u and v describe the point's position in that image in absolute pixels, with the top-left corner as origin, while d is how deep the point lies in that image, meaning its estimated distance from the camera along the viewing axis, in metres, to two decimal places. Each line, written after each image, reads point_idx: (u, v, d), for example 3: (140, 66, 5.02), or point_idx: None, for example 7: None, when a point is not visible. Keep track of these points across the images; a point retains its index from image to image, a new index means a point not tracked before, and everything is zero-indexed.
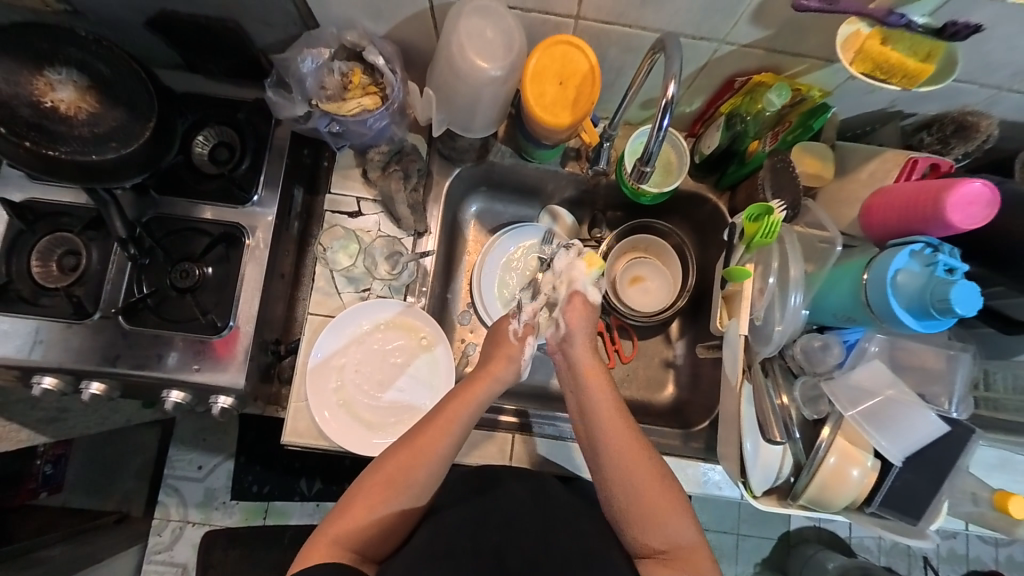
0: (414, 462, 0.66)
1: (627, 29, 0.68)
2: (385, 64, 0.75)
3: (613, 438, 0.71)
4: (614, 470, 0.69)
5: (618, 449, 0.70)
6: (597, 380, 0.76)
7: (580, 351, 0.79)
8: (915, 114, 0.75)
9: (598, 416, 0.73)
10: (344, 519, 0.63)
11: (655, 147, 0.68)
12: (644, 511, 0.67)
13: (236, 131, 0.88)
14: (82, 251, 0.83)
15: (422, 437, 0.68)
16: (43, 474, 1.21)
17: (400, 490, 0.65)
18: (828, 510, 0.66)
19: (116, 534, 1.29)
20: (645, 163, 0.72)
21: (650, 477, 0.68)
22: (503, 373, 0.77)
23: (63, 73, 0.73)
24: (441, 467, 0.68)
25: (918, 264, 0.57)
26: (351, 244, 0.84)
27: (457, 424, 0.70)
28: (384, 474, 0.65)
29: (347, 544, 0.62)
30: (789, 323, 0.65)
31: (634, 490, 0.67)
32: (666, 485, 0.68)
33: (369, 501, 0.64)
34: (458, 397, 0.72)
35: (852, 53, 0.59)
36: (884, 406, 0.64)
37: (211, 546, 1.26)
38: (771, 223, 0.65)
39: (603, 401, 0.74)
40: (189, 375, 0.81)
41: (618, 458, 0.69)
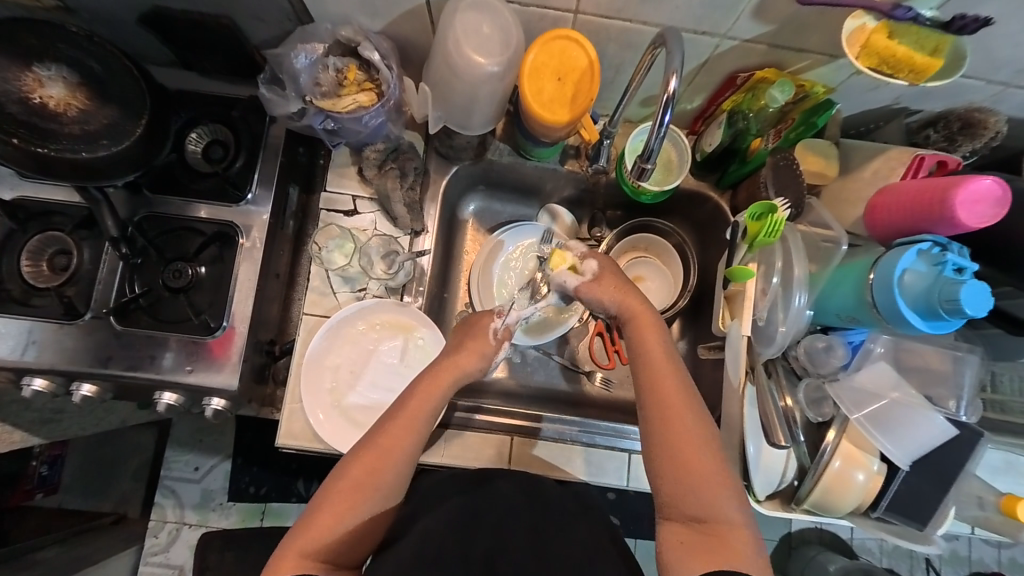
0: (379, 463, 0.65)
1: (627, 25, 0.66)
2: (381, 60, 0.74)
3: (661, 389, 0.66)
4: (657, 425, 0.64)
5: (666, 401, 0.65)
6: (648, 333, 0.71)
7: (627, 304, 0.74)
8: (920, 111, 0.74)
9: (648, 368, 0.68)
10: (311, 531, 0.61)
11: (655, 145, 0.66)
12: (682, 470, 0.61)
13: (230, 129, 0.87)
14: (73, 251, 0.82)
15: (387, 437, 0.66)
16: (39, 475, 1.21)
17: (369, 492, 0.64)
18: (833, 514, 0.65)
19: (111, 536, 1.28)
20: (646, 161, 0.71)
21: (695, 435, 0.63)
22: (470, 364, 0.75)
23: (53, 69, 0.71)
24: (407, 465, 0.67)
25: (924, 264, 0.56)
26: (347, 244, 0.83)
27: (420, 420, 0.68)
28: (351, 480, 0.64)
29: (315, 552, 0.60)
30: (792, 324, 0.64)
31: (675, 447, 0.62)
32: (710, 448, 0.62)
33: (338, 506, 0.63)
34: (421, 389, 0.71)
35: (858, 48, 0.58)
36: (890, 409, 0.62)
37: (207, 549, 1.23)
38: (774, 222, 0.63)
39: (654, 354, 0.69)
40: (182, 376, 0.80)
41: (663, 414, 0.64)
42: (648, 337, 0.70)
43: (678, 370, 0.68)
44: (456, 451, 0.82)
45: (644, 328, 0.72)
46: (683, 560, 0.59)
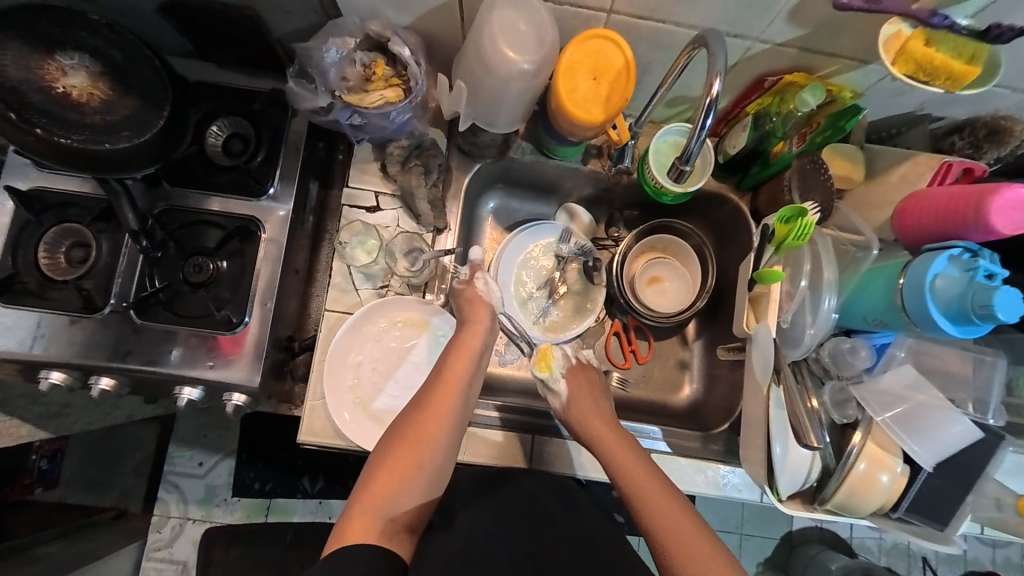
0: (429, 421, 0.65)
1: (660, 25, 0.66)
2: (410, 55, 0.73)
3: (652, 509, 0.64)
4: (660, 537, 0.62)
5: (654, 513, 0.64)
6: (619, 453, 0.71)
7: (592, 425, 0.75)
8: (944, 117, 0.75)
9: (636, 484, 0.67)
10: (371, 494, 0.61)
11: (695, 147, 0.68)
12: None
13: (250, 122, 0.86)
14: (90, 243, 0.80)
15: (434, 395, 0.67)
16: (38, 469, 1.16)
17: (422, 450, 0.63)
18: (855, 515, 0.66)
19: (112, 532, 1.25)
20: (684, 163, 0.72)
21: (690, 543, 0.61)
22: (487, 331, 0.76)
23: (76, 58, 0.70)
24: (455, 432, 0.67)
25: (956, 269, 0.57)
26: (369, 240, 0.82)
27: (459, 388, 0.68)
28: (404, 439, 0.64)
29: (379, 515, 0.60)
30: (820, 327, 0.65)
31: (681, 560, 0.60)
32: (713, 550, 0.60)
33: (393, 468, 0.62)
34: (453, 358, 0.71)
35: (894, 53, 0.59)
36: (917, 411, 0.64)
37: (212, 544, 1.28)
38: (804, 225, 0.63)
39: (630, 464, 0.69)
40: (203, 371, 0.79)
41: (662, 531, 0.62)
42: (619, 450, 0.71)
43: (661, 482, 0.67)
44: (476, 450, 0.81)
45: (614, 448, 0.71)
46: None
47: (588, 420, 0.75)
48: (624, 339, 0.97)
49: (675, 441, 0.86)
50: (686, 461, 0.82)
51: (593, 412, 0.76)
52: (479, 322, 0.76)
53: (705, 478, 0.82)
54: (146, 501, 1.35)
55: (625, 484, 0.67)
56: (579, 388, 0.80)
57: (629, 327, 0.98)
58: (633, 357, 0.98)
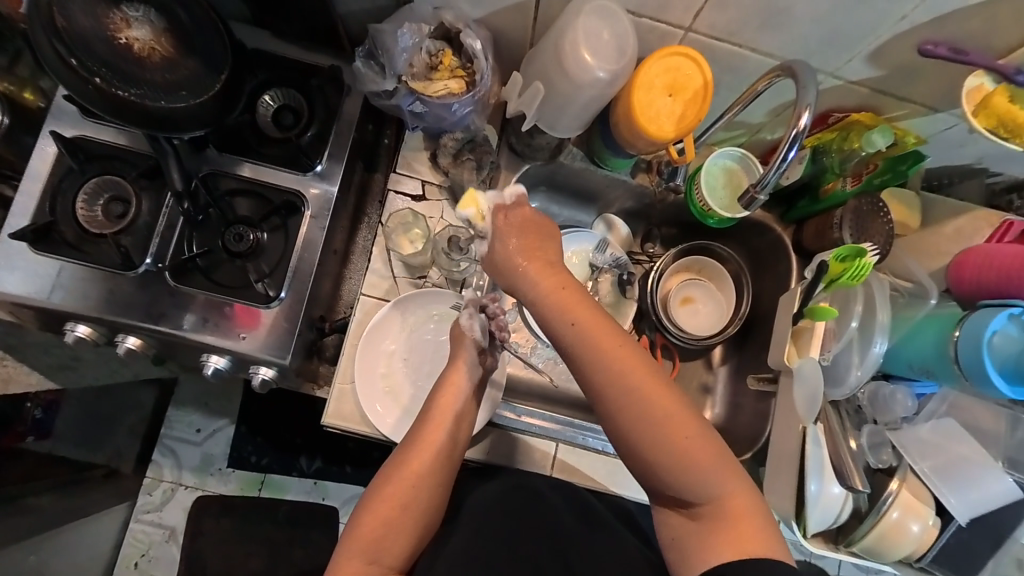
0: (416, 466, 0.65)
1: (735, 49, 0.66)
2: (481, 50, 0.73)
3: (608, 376, 0.56)
4: (626, 410, 0.56)
5: (621, 386, 0.56)
6: (574, 306, 0.59)
7: (542, 276, 0.61)
8: (1001, 173, 0.75)
9: (589, 346, 0.57)
10: (360, 536, 0.62)
11: (772, 176, 0.67)
12: (671, 459, 0.55)
13: (305, 97, 0.84)
14: (131, 200, 0.79)
15: (421, 442, 0.66)
16: (32, 418, 1.06)
17: (409, 494, 0.64)
18: (879, 560, 0.66)
19: (102, 493, 1.21)
20: (759, 190, 0.71)
21: (666, 414, 0.56)
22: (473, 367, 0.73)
23: (141, 11, 0.68)
24: (447, 470, 0.67)
25: (1015, 327, 0.56)
26: (414, 229, 0.83)
27: (445, 429, 0.67)
28: (393, 483, 0.64)
29: (368, 559, 0.62)
30: (868, 368, 0.65)
31: (648, 432, 0.56)
32: (691, 424, 0.56)
33: (384, 510, 0.63)
34: (440, 399, 0.69)
35: (977, 106, 0.58)
36: (953, 464, 0.64)
37: (201, 515, 1.29)
38: (862, 266, 0.63)
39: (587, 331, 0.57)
40: (236, 342, 0.78)
41: (624, 400, 0.56)
42: (572, 315, 0.58)
43: (626, 341, 0.58)
44: (501, 451, 0.82)
45: (570, 303, 0.59)
46: (699, 550, 0.55)
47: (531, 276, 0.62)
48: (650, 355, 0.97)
49: None
50: None
51: (540, 265, 0.62)
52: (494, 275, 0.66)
53: None
54: (139, 464, 1.31)
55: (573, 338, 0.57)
56: (525, 232, 0.65)
57: (656, 345, 0.98)
58: None
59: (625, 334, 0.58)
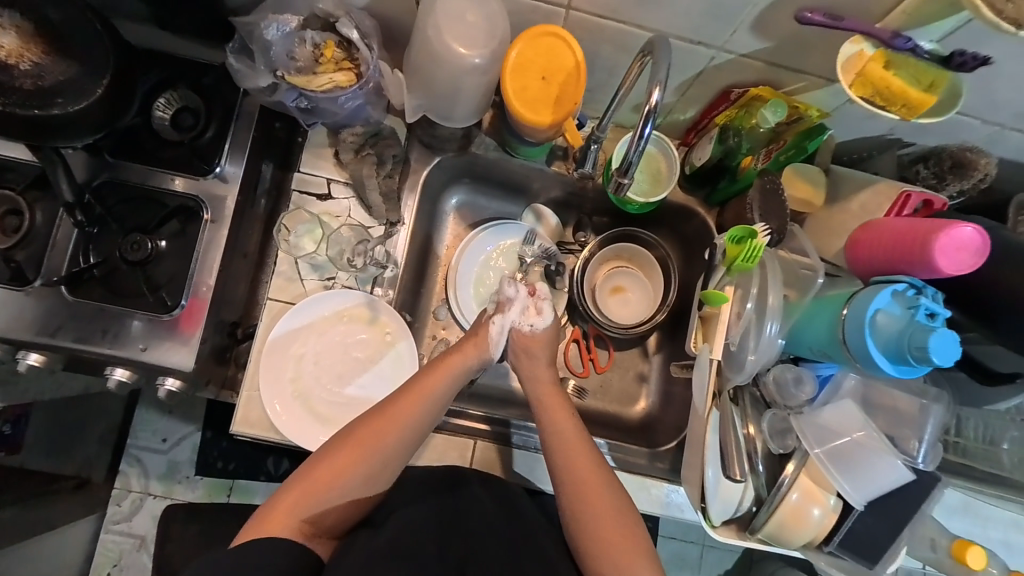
0: (385, 429, 0.66)
1: (621, 26, 0.62)
2: (361, 39, 0.70)
3: (569, 474, 0.69)
4: (576, 510, 0.67)
5: (574, 491, 0.68)
6: (562, 420, 0.73)
7: (538, 386, 0.76)
8: (914, 144, 0.72)
9: (563, 446, 0.70)
10: (302, 488, 0.62)
11: (635, 157, 0.62)
12: (606, 553, 0.64)
13: (202, 96, 0.82)
14: (24, 212, 0.77)
15: (394, 410, 0.67)
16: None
17: (364, 461, 0.64)
18: (785, 546, 0.65)
19: (71, 501, 1.16)
20: (623, 175, 0.66)
21: (609, 514, 0.66)
22: (475, 353, 0.74)
23: (5, 15, 0.62)
24: (411, 443, 0.67)
25: (899, 306, 0.55)
26: (316, 229, 0.79)
27: (426, 402, 0.68)
28: (350, 443, 0.64)
29: (304, 514, 0.61)
30: (763, 353, 0.63)
31: (594, 531, 0.66)
32: (626, 523, 0.66)
33: (338, 466, 0.63)
34: (426, 376, 0.70)
35: (854, 75, 0.56)
36: (852, 448, 0.63)
37: (170, 521, 1.17)
38: (754, 247, 0.62)
39: (567, 435, 0.71)
40: (135, 354, 0.76)
41: (579, 502, 0.67)
42: (557, 419, 0.72)
43: (591, 453, 0.70)
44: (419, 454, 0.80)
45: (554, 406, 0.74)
46: None
47: (533, 382, 0.77)
48: (583, 347, 0.94)
49: (620, 456, 0.85)
50: (630, 478, 0.81)
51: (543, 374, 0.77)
52: (487, 336, 0.77)
53: (649, 496, 0.81)
54: (111, 471, 1.26)
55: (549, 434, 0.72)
56: (537, 347, 0.78)
57: (589, 335, 0.95)
58: (591, 366, 0.95)
59: (592, 449, 0.71)
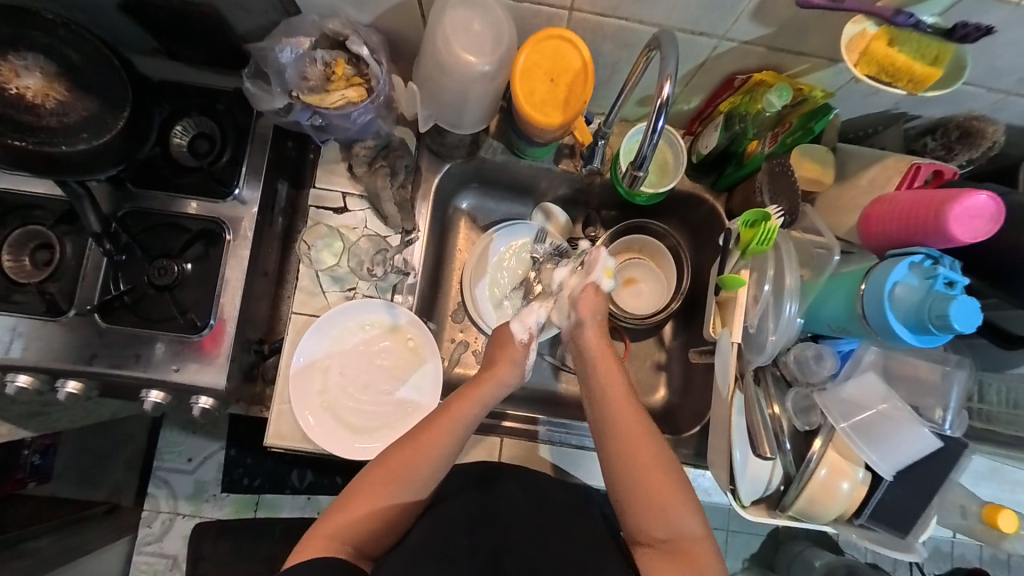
0: (418, 455, 0.66)
1: (623, 23, 0.64)
2: (370, 55, 0.72)
3: (623, 429, 0.68)
4: (621, 455, 0.67)
5: (621, 433, 0.68)
6: (609, 367, 0.75)
7: (593, 339, 0.77)
8: (920, 116, 0.73)
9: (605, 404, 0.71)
10: (342, 514, 0.63)
11: (648, 150, 0.64)
12: (648, 497, 0.64)
13: (216, 122, 0.84)
14: (54, 245, 0.80)
15: (424, 438, 0.67)
16: (31, 464, 1.14)
17: (399, 487, 0.65)
18: (817, 522, 0.66)
19: (103, 526, 1.18)
20: (638, 168, 0.68)
21: (650, 464, 0.66)
22: (508, 372, 0.76)
23: (29, 58, 0.65)
24: (444, 466, 0.68)
25: (916, 278, 0.56)
26: (335, 242, 0.82)
27: (458, 425, 0.69)
28: (386, 469, 0.65)
29: (345, 539, 0.62)
30: (783, 333, 0.64)
31: (637, 477, 0.65)
32: (669, 472, 0.66)
33: (374, 495, 0.64)
34: (457, 401, 0.71)
35: (858, 54, 0.57)
36: (878, 421, 0.63)
37: (201, 536, 1.25)
38: (768, 230, 0.63)
39: (611, 388, 0.72)
40: (168, 375, 0.79)
41: (622, 450, 0.67)
42: (605, 373, 0.74)
43: (635, 401, 0.71)
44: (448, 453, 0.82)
45: (604, 361, 0.76)
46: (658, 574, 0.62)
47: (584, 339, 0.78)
48: None
49: None
50: None
51: (594, 328, 0.78)
52: (515, 352, 0.78)
53: None
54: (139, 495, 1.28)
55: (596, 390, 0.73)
56: (595, 302, 0.79)
57: None
58: None
59: (636, 399, 0.72)
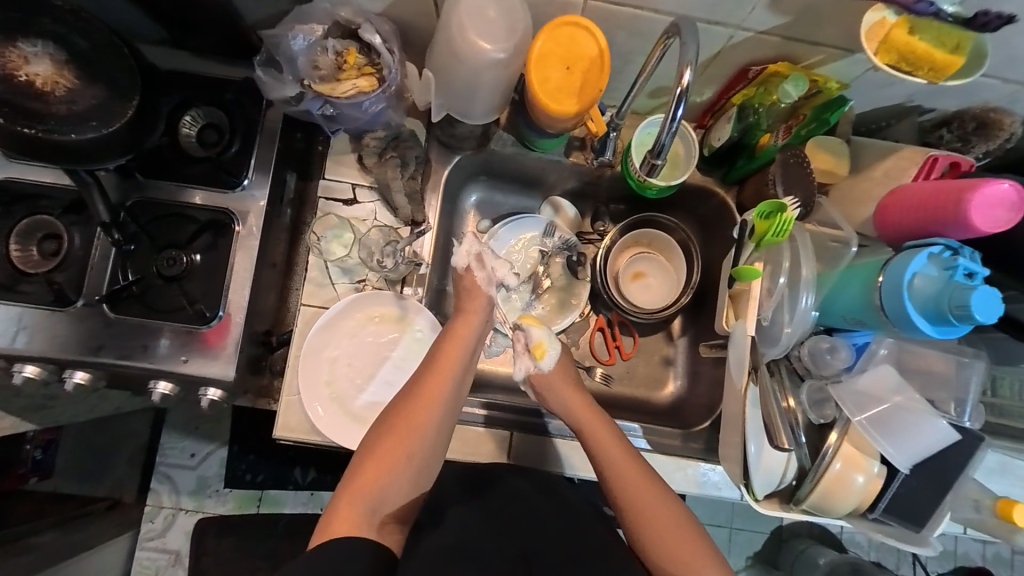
0: (419, 405, 0.65)
1: (637, 11, 0.63)
2: (382, 44, 0.71)
3: (637, 507, 0.66)
4: (642, 535, 0.66)
5: (635, 507, 0.67)
6: (603, 437, 0.72)
7: (574, 406, 0.74)
8: (933, 109, 0.73)
9: (614, 468, 0.69)
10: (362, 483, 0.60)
11: (666, 139, 0.64)
12: (680, 568, 0.63)
13: (225, 113, 0.84)
14: (62, 235, 0.79)
15: (420, 387, 0.66)
16: (31, 463, 1.07)
17: (409, 446, 0.63)
18: (830, 516, 0.66)
19: (106, 522, 1.17)
20: (656, 156, 0.68)
21: (675, 535, 0.64)
22: (483, 324, 0.75)
23: (38, 45, 0.64)
24: (447, 414, 0.67)
25: (935, 268, 0.56)
26: (345, 233, 0.81)
27: (449, 374, 0.68)
28: (392, 430, 0.64)
29: (367, 506, 0.60)
30: (798, 325, 0.64)
31: (667, 545, 0.64)
32: (692, 538, 0.64)
33: (384, 453, 0.62)
34: (442, 355, 0.70)
35: (877, 42, 0.57)
36: (892, 412, 0.63)
37: (205, 533, 1.22)
38: (784, 221, 0.63)
39: (613, 455, 0.70)
40: (176, 366, 0.78)
41: (647, 533, 0.65)
42: (600, 439, 0.71)
43: (639, 462, 0.70)
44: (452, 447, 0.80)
45: (594, 425, 0.72)
46: None
47: (566, 404, 0.75)
48: (608, 334, 0.95)
49: (653, 439, 0.85)
50: (666, 460, 0.81)
51: (569, 390, 0.76)
52: (477, 313, 0.75)
53: (685, 476, 0.82)
54: (142, 490, 1.26)
55: (583, 429, 0.72)
56: (553, 382, 0.76)
57: (613, 323, 0.96)
58: (617, 353, 0.96)
59: (639, 459, 0.70)
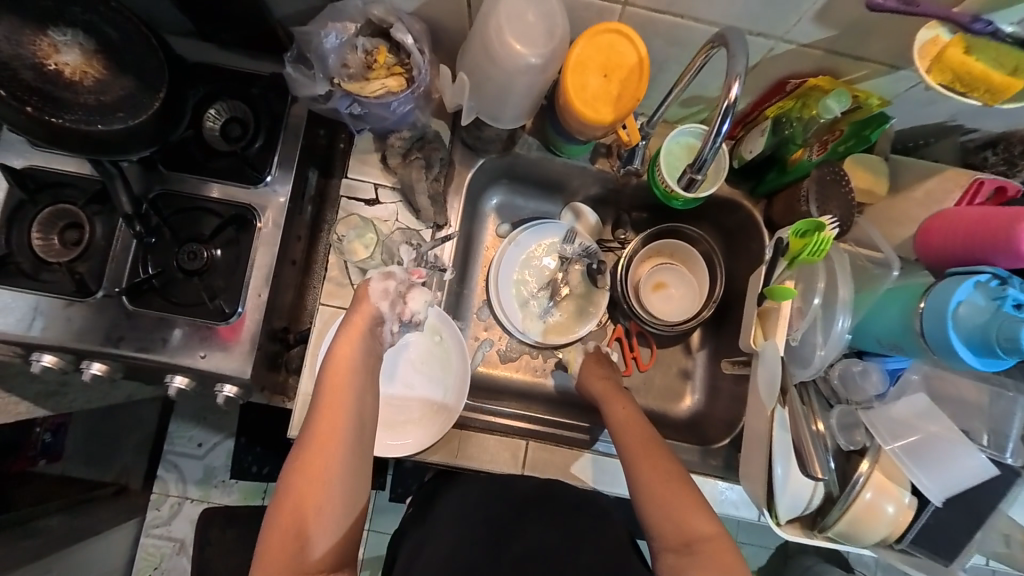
0: (323, 464, 0.61)
1: (678, 20, 0.62)
2: (413, 44, 0.70)
3: (631, 459, 0.71)
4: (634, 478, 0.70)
5: (630, 451, 0.72)
6: (616, 402, 0.79)
7: (592, 381, 0.84)
8: (978, 130, 0.71)
9: (621, 428, 0.76)
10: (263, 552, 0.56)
11: (709, 154, 0.63)
12: (663, 506, 0.66)
13: (250, 107, 0.82)
14: (84, 225, 0.79)
15: (321, 448, 0.62)
16: (42, 443, 1.04)
17: (315, 508, 0.59)
18: (857, 544, 0.64)
19: (112, 508, 1.17)
20: (696, 172, 0.68)
21: (661, 475, 0.69)
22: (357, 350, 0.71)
23: (68, 34, 0.63)
24: (354, 466, 0.63)
25: (982, 297, 0.53)
26: (367, 233, 0.79)
27: (333, 424, 0.64)
28: (294, 501, 0.59)
29: None
30: (832, 348, 0.63)
31: (649, 485, 0.68)
32: (678, 477, 0.68)
33: (290, 528, 0.58)
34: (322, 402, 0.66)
35: (930, 60, 0.55)
36: (926, 443, 0.62)
37: (210, 524, 1.25)
38: (821, 240, 0.61)
39: (620, 417, 0.77)
40: (194, 361, 0.78)
41: (643, 482, 0.69)
42: (614, 405, 0.79)
43: (642, 421, 0.76)
44: (466, 452, 0.80)
45: (610, 396, 0.80)
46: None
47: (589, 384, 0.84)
48: (625, 344, 0.94)
49: None
50: None
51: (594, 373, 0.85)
52: (353, 346, 0.71)
53: (702, 493, 0.80)
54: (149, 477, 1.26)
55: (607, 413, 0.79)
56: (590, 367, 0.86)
57: (631, 333, 0.94)
58: (634, 364, 0.95)
59: (642, 418, 0.77)
